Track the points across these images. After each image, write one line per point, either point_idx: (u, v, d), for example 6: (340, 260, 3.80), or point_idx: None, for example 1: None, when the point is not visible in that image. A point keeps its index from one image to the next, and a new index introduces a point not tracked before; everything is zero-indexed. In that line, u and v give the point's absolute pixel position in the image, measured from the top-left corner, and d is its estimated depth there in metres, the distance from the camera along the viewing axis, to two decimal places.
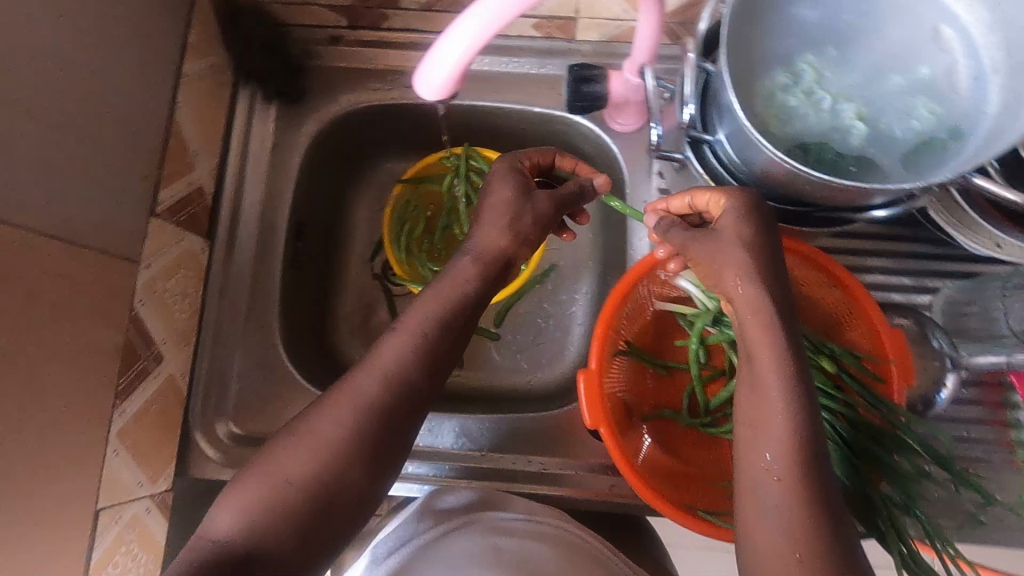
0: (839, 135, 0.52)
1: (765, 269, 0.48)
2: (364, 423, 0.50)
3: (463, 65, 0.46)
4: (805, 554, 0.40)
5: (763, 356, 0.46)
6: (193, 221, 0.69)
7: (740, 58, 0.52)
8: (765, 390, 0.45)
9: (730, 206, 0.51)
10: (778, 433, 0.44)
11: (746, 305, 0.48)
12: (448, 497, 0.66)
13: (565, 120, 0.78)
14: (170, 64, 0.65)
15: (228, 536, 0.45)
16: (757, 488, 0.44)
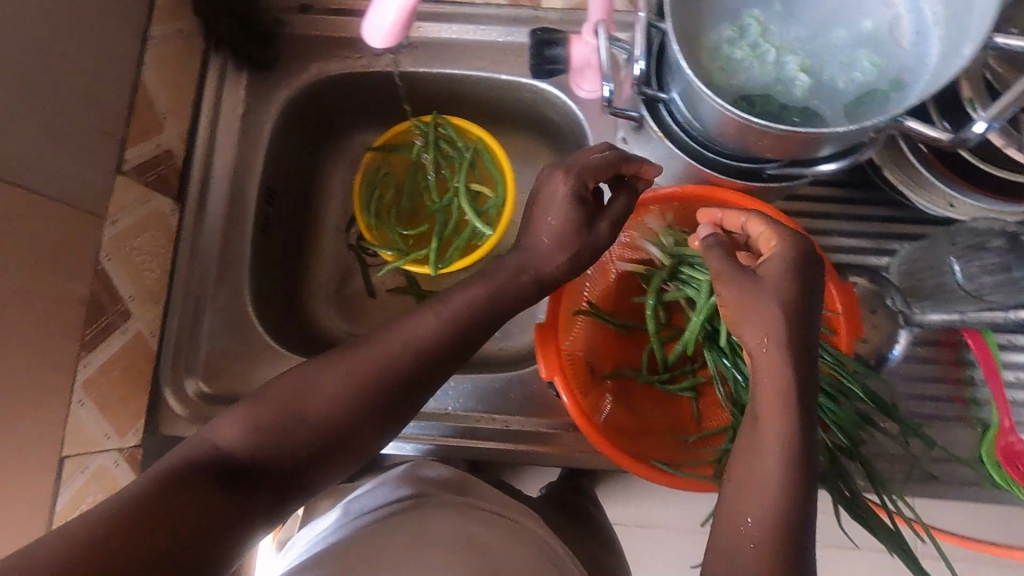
0: (783, 87, 0.53)
1: (798, 262, 0.47)
2: (370, 387, 0.50)
3: (405, 12, 0.49)
4: (759, 543, 0.42)
5: (751, 330, 0.46)
6: (162, 182, 0.70)
7: (685, 11, 0.53)
8: (769, 374, 0.44)
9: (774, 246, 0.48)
10: (788, 422, 0.43)
11: (735, 294, 0.47)
12: (428, 470, 0.67)
13: (532, 88, 0.79)
14: (138, 26, 0.66)
15: (229, 447, 0.46)
16: (746, 460, 0.44)
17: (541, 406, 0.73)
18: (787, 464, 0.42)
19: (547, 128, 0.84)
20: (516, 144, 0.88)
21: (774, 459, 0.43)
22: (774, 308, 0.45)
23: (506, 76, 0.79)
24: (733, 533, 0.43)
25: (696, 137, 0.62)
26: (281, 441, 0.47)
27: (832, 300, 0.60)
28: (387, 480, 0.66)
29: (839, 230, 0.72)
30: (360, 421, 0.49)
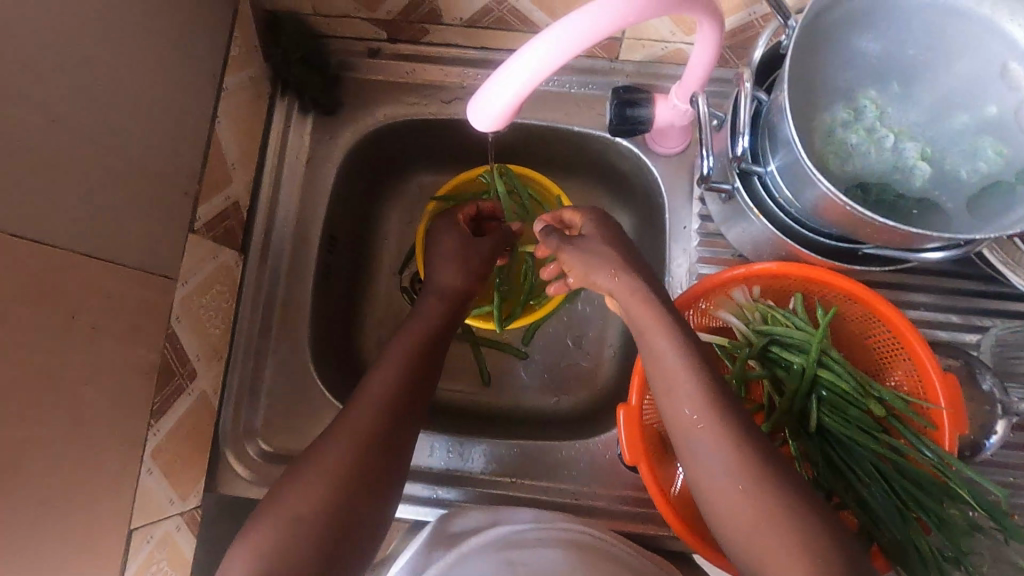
0: (901, 175, 0.51)
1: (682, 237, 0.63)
2: (398, 391, 0.58)
3: (517, 101, 0.45)
4: (746, 484, 0.47)
5: (654, 331, 0.55)
6: (228, 234, 0.68)
7: (799, 92, 0.51)
8: (679, 376, 0.52)
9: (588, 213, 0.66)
10: (695, 403, 0.51)
11: (624, 290, 0.58)
12: (459, 521, 0.63)
13: (604, 141, 0.76)
14: (215, 77, 0.64)
15: (309, 513, 0.49)
16: (697, 457, 0.50)
17: (609, 477, 0.70)
18: (744, 453, 0.48)
19: (614, 177, 0.81)
20: (581, 192, 0.85)
21: (712, 446, 0.49)
22: (641, 305, 0.56)
23: (578, 127, 0.76)
24: (737, 516, 0.47)
25: (793, 214, 0.60)
26: (308, 502, 0.49)
27: (935, 392, 0.57)
28: (417, 554, 0.60)
29: (927, 304, 0.69)
30: (359, 472, 0.52)
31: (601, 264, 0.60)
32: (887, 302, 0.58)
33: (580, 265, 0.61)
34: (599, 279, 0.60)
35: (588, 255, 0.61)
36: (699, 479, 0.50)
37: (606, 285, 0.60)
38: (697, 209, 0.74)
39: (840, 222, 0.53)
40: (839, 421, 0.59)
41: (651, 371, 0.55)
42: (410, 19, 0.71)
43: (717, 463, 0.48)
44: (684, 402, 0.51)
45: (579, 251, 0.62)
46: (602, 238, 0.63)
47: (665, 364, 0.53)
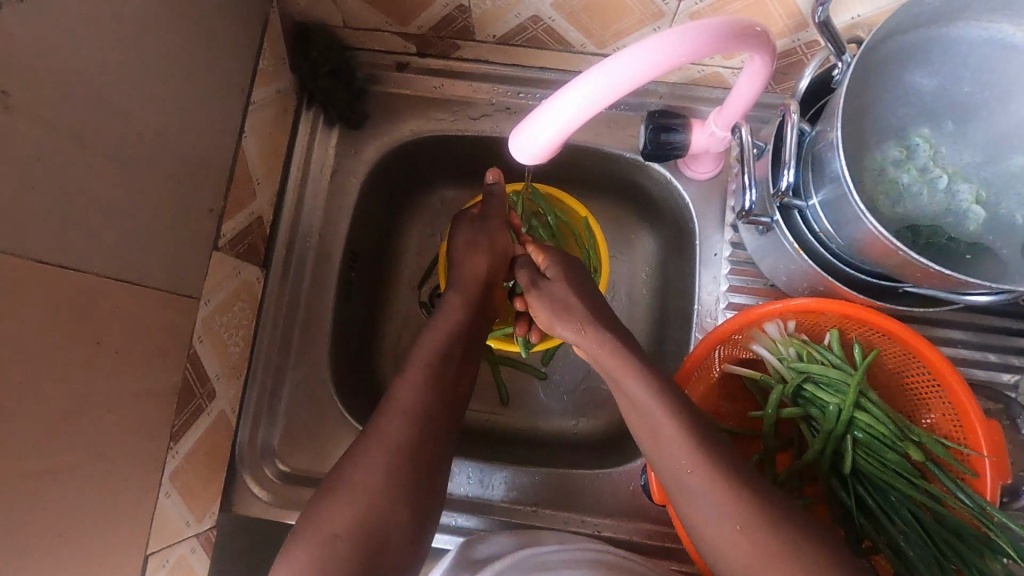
0: (953, 218, 0.49)
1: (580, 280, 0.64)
2: (422, 410, 0.55)
3: (563, 135, 0.46)
4: (743, 524, 0.47)
5: (628, 382, 0.55)
6: (250, 250, 0.67)
7: (848, 128, 0.50)
8: (663, 426, 0.53)
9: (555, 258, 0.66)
10: (687, 453, 0.51)
11: (590, 345, 0.58)
12: (483, 546, 0.61)
13: (633, 162, 0.75)
14: (243, 91, 0.62)
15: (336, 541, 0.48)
16: (692, 502, 0.50)
17: (630, 508, 0.69)
18: (733, 494, 0.49)
19: (641, 199, 0.79)
20: (604, 213, 0.82)
21: (704, 488, 0.50)
22: (607, 352, 0.57)
23: (608, 148, 0.74)
24: (743, 562, 0.47)
25: (834, 251, 0.58)
26: (345, 533, 0.48)
27: (976, 438, 0.55)
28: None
29: (963, 342, 0.67)
30: (389, 501, 0.50)
31: (561, 318, 0.60)
32: (927, 344, 0.56)
33: (545, 315, 0.61)
34: (562, 331, 0.60)
35: (556, 304, 0.61)
36: (695, 523, 0.51)
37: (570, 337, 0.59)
38: (729, 236, 0.72)
39: (886, 264, 0.51)
40: (874, 465, 0.58)
41: (631, 418, 0.56)
42: (442, 35, 0.69)
43: (711, 506, 0.49)
44: (670, 449, 0.52)
45: (545, 298, 0.62)
46: (565, 284, 0.63)
47: (644, 409, 0.54)
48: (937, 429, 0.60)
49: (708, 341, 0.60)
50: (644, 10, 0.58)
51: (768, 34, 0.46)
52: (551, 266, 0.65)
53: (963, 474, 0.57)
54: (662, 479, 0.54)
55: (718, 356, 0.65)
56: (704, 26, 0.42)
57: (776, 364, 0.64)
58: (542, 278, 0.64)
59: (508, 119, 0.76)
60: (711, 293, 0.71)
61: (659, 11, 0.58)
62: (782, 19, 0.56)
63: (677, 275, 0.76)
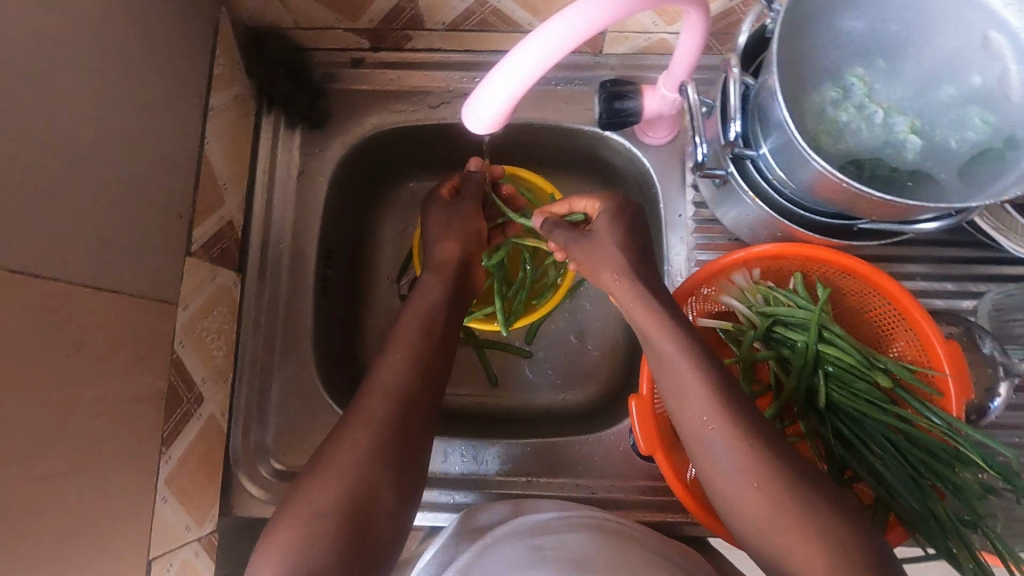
0: (893, 149, 0.51)
1: (615, 212, 0.62)
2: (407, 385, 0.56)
3: (512, 102, 0.47)
4: (761, 482, 0.47)
5: (659, 338, 0.53)
6: (225, 255, 0.68)
7: (788, 75, 0.52)
8: (686, 378, 0.52)
9: (605, 210, 0.63)
10: (709, 406, 0.50)
11: (626, 294, 0.57)
12: (484, 515, 0.63)
13: (595, 135, 0.77)
14: (200, 98, 0.63)
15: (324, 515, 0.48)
16: (710, 459, 0.49)
17: (624, 469, 0.71)
18: (753, 453, 0.48)
19: (606, 172, 0.82)
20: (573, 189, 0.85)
21: (725, 445, 0.49)
22: (639, 306, 0.55)
23: (567, 123, 0.76)
24: (759, 521, 0.47)
25: (789, 197, 0.60)
26: (329, 501, 0.48)
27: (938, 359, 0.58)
28: (443, 546, 0.61)
29: (922, 275, 0.70)
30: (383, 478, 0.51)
31: (604, 266, 0.58)
32: (885, 274, 0.58)
33: (587, 265, 0.61)
34: (605, 275, 0.58)
35: (597, 251, 0.59)
36: (713, 478, 0.50)
37: (606, 282, 0.59)
38: (690, 196, 0.74)
39: (838, 201, 0.54)
40: (847, 395, 0.61)
41: (657, 372, 0.55)
42: (392, 27, 0.71)
43: (731, 460, 0.48)
44: (692, 406, 0.51)
45: (586, 248, 0.60)
46: (606, 222, 0.61)
47: (671, 364, 0.53)
48: (903, 358, 0.62)
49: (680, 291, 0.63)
50: None
51: None
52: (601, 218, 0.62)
53: (930, 397, 0.59)
54: (682, 433, 0.53)
55: (690, 310, 0.67)
56: None
57: (745, 314, 0.66)
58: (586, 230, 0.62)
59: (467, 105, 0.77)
60: (681, 253, 0.73)
61: None
62: None
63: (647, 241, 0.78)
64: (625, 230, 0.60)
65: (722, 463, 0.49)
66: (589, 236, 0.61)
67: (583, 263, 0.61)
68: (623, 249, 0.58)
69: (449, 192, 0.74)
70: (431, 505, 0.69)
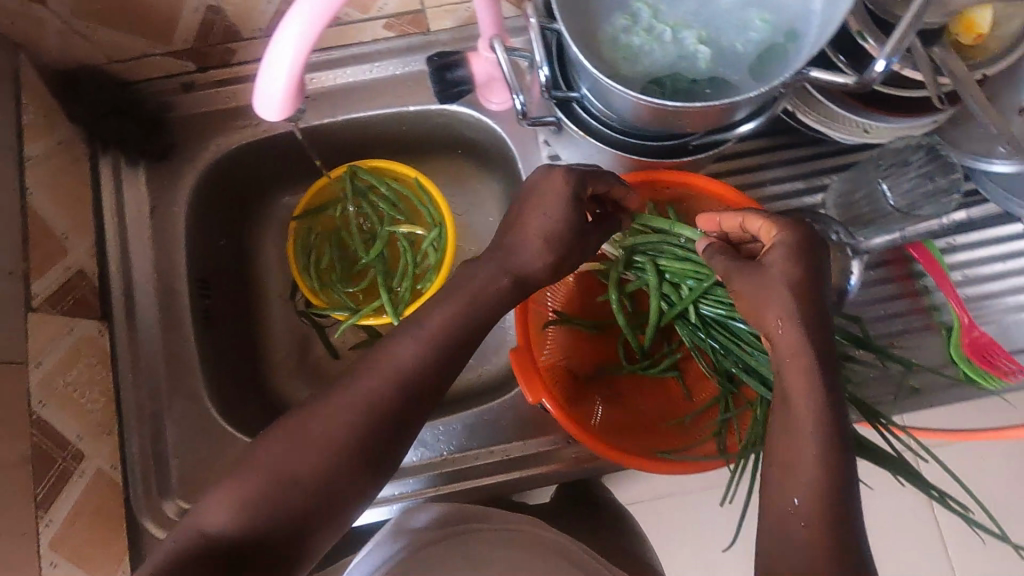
0: (686, 63, 0.54)
1: (799, 247, 0.50)
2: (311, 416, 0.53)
3: (292, 86, 0.47)
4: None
5: (802, 398, 0.46)
6: (80, 305, 0.65)
7: (575, 14, 0.53)
8: (797, 388, 0.46)
9: (779, 240, 0.50)
10: (808, 487, 0.43)
11: (784, 345, 0.47)
12: (420, 514, 0.63)
13: (444, 113, 0.78)
14: (11, 150, 0.61)
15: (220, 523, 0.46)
16: (784, 442, 0.45)
17: (536, 425, 0.72)
18: (828, 556, 0.40)
19: (468, 147, 0.83)
20: (445, 170, 0.87)
21: (810, 540, 0.41)
22: (801, 362, 0.46)
23: (415, 107, 0.77)
24: (777, 509, 0.44)
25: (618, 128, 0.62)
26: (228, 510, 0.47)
27: None
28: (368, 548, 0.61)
29: (771, 180, 0.74)
30: None
31: (774, 306, 0.48)
32: (719, 183, 0.62)
33: (749, 302, 0.50)
34: (765, 314, 0.49)
35: (764, 286, 0.49)
36: (772, 563, 0.42)
37: (766, 324, 0.49)
38: (546, 151, 0.76)
39: (652, 120, 0.56)
40: (715, 306, 0.63)
41: (775, 428, 0.47)
42: (210, 43, 0.70)
43: (802, 556, 0.41)
44: (784, 371, 0.47)
45: (751, 283, 0.50)
46: (783, 263, 0.49)
47: (800, 423, 0.45)
48: None
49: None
50: None
51: None
52: (773, 252, 0.50)
53: None
54: (758, 503, 0.46)
55: None
56: None
57: (610, 250, 0.68)
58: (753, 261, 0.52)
59: (312, 107, 0.77)
60: None
61: None
62: None
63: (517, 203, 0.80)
64: (801, 263, 0.49)
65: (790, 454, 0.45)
66: (758, 267, 0.50)
67: (744, 300, 0.51)
68: (800, 295, 0.48)
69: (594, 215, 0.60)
70: None
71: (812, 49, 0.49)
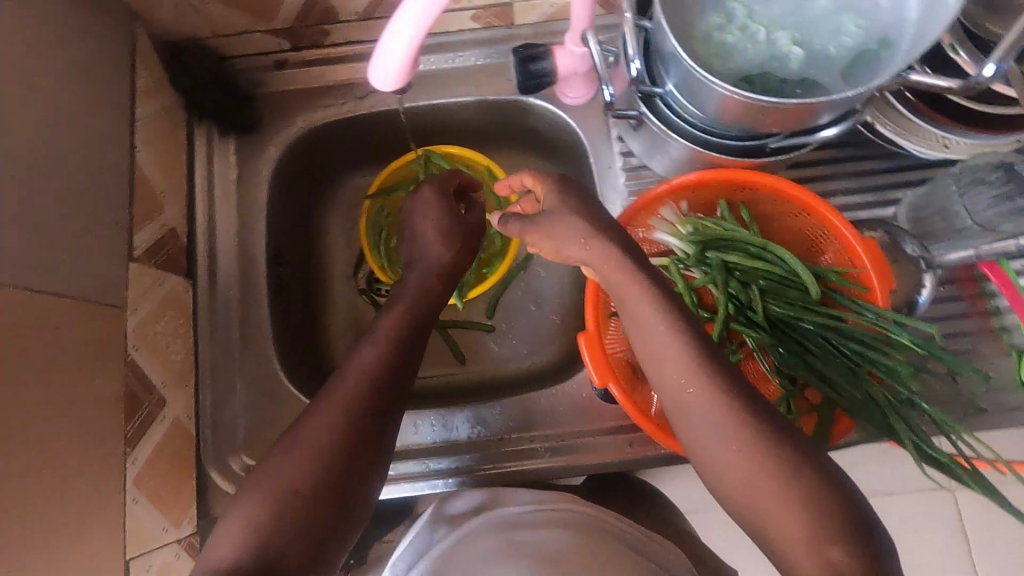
0: (779, 63, 0.55)
1: (562, 185, 0.56)
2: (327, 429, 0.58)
3: (410, 56, 0.48)
4: None
5: (734, 438, 0.45)
6: (171, 261, 0.69)
7: (673, 8, 0.54)
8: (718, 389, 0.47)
9: (546, 186, 0.56)
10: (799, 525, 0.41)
11: (678, 368, 0.48)
12: (457, 501, 0.65)
13: (520, 104, 0.80)
14: (124, 111, 0.64)
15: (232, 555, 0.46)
16: (691, 423, 0.47)
17: (592, 413, 0.72)
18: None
19: (537, 141, 0.85)
20: (512, 161, 0.89)
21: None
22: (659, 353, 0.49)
23: (492, 97, 0.79)
24: (736, 479, 0.45)
25: (699, 125, 0.64)
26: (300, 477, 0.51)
27: (859, 258, 0.61)
28: (418, 533, 0.63)
29: (842, 190, 0.74)
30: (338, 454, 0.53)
31: (568, 236, 0.52)
32: (796, 185, 0.62)
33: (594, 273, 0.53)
34: (571, 250, 0.53)
35: (559, 223, 0.53)
36: None
37: (651, 347, 0.50)
38: (618, 147, 0.77)
39: (740, 115, 0.57)
40: (784, 306, 0.63)
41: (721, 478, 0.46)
42: (307, 24, 0.73)
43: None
44: (670, 368, 0.49)
45: (543, 226, 0.54)
46: (573, 204, 0.54)
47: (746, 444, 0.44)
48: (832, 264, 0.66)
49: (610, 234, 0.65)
50: None
51: None
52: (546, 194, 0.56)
53: (858, 293, 0.63)
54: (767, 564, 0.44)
55: None
56: None
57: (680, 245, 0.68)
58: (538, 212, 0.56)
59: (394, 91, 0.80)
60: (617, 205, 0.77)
61: None
62: None
63: None
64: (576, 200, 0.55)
65: (704, 431, 0.46)
66: (539, 217, 0.54)
67: (547, 249, 0.54)
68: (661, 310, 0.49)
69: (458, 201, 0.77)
70: (406, 477, 0.70)
71: (910, 53, 0.49)
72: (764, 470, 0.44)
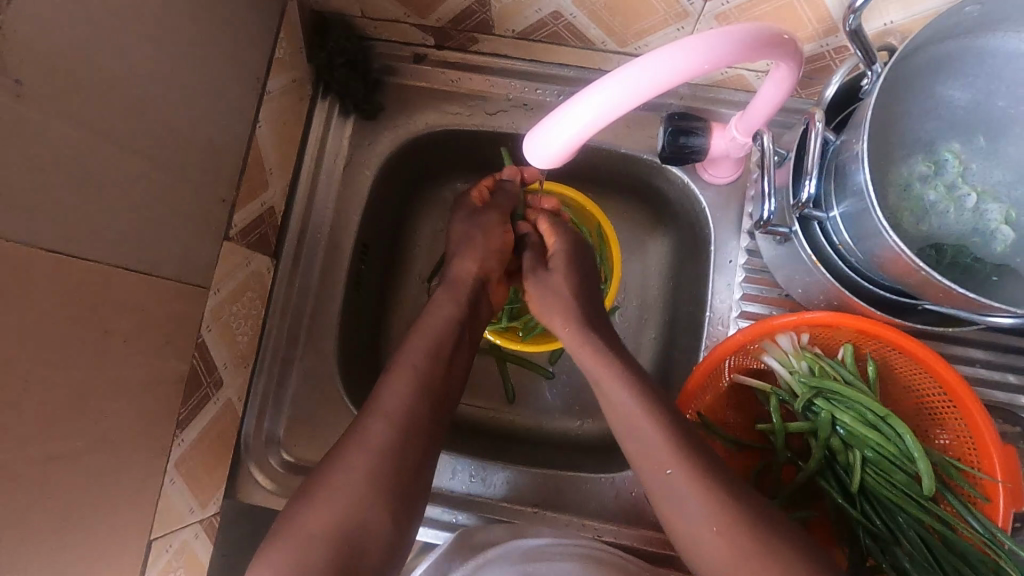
0: (980, 238, 0.49)
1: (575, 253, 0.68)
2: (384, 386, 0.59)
3: (580, 138, 0.46)
4: None
5: (702, 502, 0.49)
6: (262, 240, 0.67)
7: (878, 140, 0.51)
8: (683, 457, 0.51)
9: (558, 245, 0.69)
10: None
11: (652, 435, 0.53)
12: (481, 535, 0.64)
13: (652, 163, 0.73)
14: (258, 82, 0.61)
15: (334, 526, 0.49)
16: (672, 505, 0.50)
17: (631, 514, 0.68)
18: None
19: (656, 200, 0.78)
20: (618, 213, 0.81)
21: None
22: (646, 429, 0.54)
23: (625, 150, 0.73)
24: (716, 559, 0.48)
25: (853, 265, 0.57)
26: (327, 526, 0.49)
27: (990, 462, 0.54)
28: (437, 560, 0.62)
29: (983, 361, 0.65)
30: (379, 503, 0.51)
31: (551, 311, 0.65)
32: (942, 362, 0.54)
33: (562, 322, 0.64)
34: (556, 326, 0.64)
35: (548, 292, 0.66)
36: None
37: (613, 404, 0.56)
38: (745, 243, 0.70)
39: (907, 284, 0.50)
40: (884, 485, 0.57)
41: (687, 533, 0.50)
42: (460, 28, 0.68)
43: None
44: (653, 445, 0.53)
45: (541, 288, 0.67)
46: (563, 278, 0.67)
47: (711, 505, 0.49)
48: (950, 449, 0.59)
49: (692, 381, 0.60)
50: (668, 10, 0.57)
51: (795, 39, 0.45)
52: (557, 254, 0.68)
53: (973, 498, 0.56)
54: None
55: (728, 365, 0.63)
56: (725, 32, 0.41)
57: (788, 378, 0.62)
58: (543, 264, 0.69)
59: (525, 115, 0.75)
60: (726, 302, 0.69)
61: (683, 11, 0.57)
62: (811, 23, 0.55)
63: (688, 279, 0.75)
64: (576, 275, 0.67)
65: (686, 508, 0.50)
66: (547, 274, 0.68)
67: (534, 297, 0.68)
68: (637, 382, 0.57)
69: (480, 196, 0.73)
70: (430, 521, 0.68)
71: None
72: (744, 551, 0.47)
